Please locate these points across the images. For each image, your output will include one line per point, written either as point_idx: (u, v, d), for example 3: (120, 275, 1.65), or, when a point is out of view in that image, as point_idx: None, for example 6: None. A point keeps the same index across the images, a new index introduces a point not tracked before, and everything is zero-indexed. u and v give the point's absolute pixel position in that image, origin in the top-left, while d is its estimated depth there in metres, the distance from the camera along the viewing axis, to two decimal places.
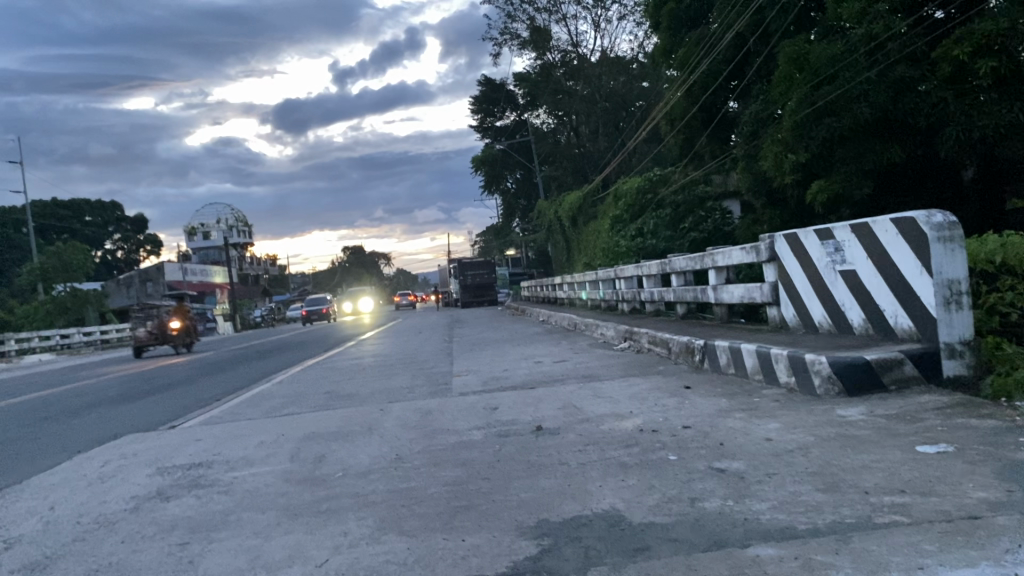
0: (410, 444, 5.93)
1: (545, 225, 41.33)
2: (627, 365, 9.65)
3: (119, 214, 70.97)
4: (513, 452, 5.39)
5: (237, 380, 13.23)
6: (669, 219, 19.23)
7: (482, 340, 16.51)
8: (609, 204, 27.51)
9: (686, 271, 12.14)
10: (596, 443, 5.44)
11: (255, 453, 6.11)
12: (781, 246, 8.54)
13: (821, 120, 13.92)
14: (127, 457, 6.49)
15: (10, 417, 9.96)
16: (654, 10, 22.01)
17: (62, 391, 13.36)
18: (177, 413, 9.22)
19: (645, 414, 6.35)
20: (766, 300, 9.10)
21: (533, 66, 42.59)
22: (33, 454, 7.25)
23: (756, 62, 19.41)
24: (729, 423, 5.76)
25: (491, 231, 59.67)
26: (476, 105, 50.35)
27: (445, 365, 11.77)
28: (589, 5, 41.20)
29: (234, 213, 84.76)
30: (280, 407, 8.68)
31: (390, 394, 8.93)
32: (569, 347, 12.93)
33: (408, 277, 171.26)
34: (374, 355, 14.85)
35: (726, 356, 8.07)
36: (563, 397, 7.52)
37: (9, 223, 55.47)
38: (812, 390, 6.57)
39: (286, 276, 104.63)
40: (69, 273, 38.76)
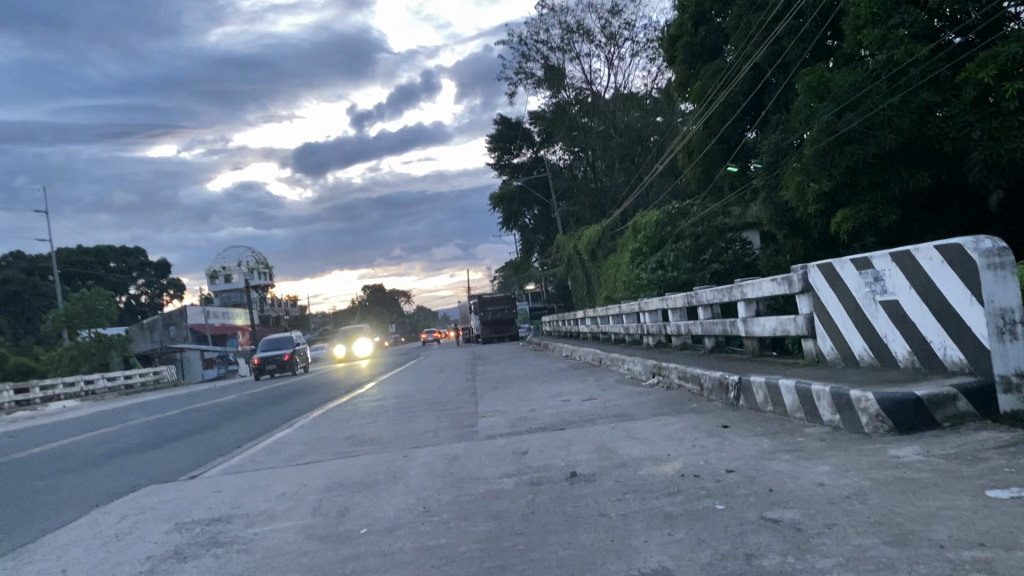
0: (437, 495, 5.64)
1: (564, 260, 41.20)
2: (659, 403, 9.30)
3: (143, 259, 71.74)
4: (547, 503, 5.08)
5: (258, 425, 12.97)
6: (690, 251, 18.90)
7: (506, 377, 16.22)
8: (629, 238, 27.30)
9: (713, 303, 11.80)
10: (635, 491, 5.12)
11: (276, 507, 5.83)
12: (816, 277, 8.22)
13: (844, 147, 13.69)
14: (144, 512, 6.25)
15: (28, 468, 9.75)
16: (670, 43, 21.94)
17: (84, 439, 13.22)
18: (198, 462, 8.98)
19: (684, 456, 6.03)
20: (800, 333, 8.74)
21: (548, 104, 42.90)
22: (48, 510, 7.03)
23: (775, 92, 19.17)
24: (775, 466, 5.43)
25: (511, 267, 59.58)
26: (492, 143, 50.55)
27: (469, 405, 11.41)
28: (602, 42, 41.39)
29: (255, 255, 85.46)
30: (302, 455, 8.43)
31: (414, 439, 8.63)
32: (596, 384, 12.58)
33: (428, 315, 171.79)
34: (397, 396, 14.58)
35: (763, 393, 7.72)
36: (595, 439, 7.19)
37: (37, 272, 56.22)
38: (859, 428, 6.18)
39: (307, 317, 105.21)
40: (94, 319, 39.10)
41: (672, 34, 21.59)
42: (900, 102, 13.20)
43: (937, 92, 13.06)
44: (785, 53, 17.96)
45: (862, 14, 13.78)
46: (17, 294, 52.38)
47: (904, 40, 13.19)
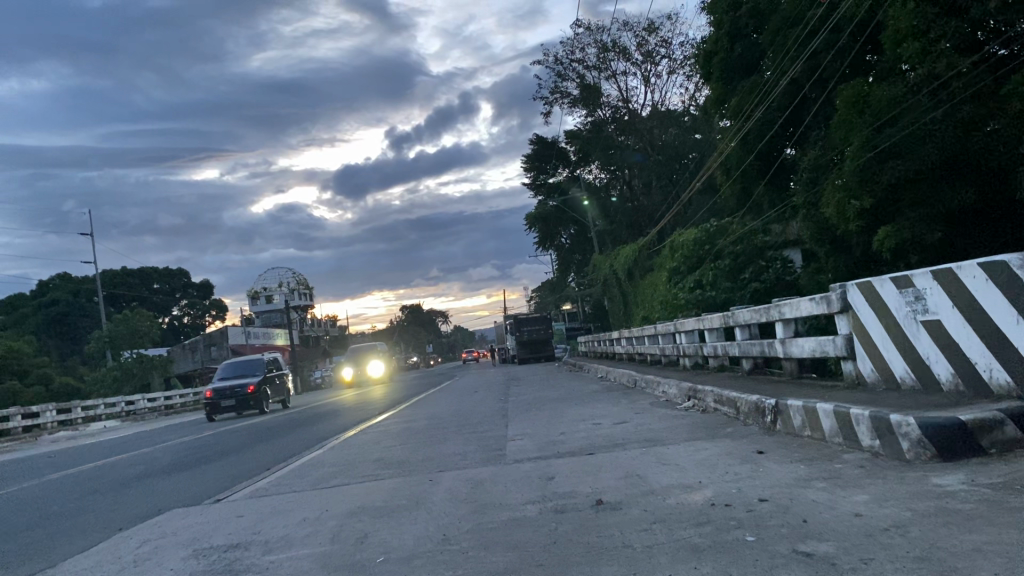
0: (459, 522, 5.49)
1: (600, 280, 40.98)
2: (693, 427, 9.06)
3: (186, 280, 72.98)
4: (570, 532, 4.90)
5: (289, 447, 12.88)
6: (728, 269, 18.63)
7: (539, 399, 16.03)
8: (665, 258, 27.06)
9: (750, 323, 11.51)
10: (662, 521, 4.92)
11: (295, 533, 5.73)
12: (855, 297, 7.95)
13: (885, 162, 13.46)
14: (165, 537, 6.19)
15: (59, 490, 9.77)
16: (706, 59, 21.83)
17: (118, 460, 13.26)
18: (224, 485, 8.92)
19: (716, 484, 5.80)
20: (839, 355, 8.45)
21: (584, 123, 42.30)
22: (73, 533, 7.00)
23: (814, 107, 18.86)
24: (810, 495, 5.18)
25: (547, 287, 59.45)
26: (528, 163, 50.51)
27: (500, 428, 11.25)
28: (638, 61, 41.25)
29: (295, 276, 86.44)
30: (328, 478, 8.33)
31: (442, 462, 8.49)
32: (629, 407, 12.35)
33: (466, 335, 172.24)
34: (430, 417, 14.45)
35: (801, 417, 7.45)
36: (625, 465, 7.00)
37: (82, 294, 57.37)
38: (899, 455, 5.88)
39: (345, 337, 106.03)
40: (136, 340, 39.71)
41: (708, 51, 21.44)
42: (942, 116, 12.91)
43: (982, 106, 12.76)
44: (823, 67, 17.66)
45: (901, 28, 13.50)
46: (63, 315, 53.55)
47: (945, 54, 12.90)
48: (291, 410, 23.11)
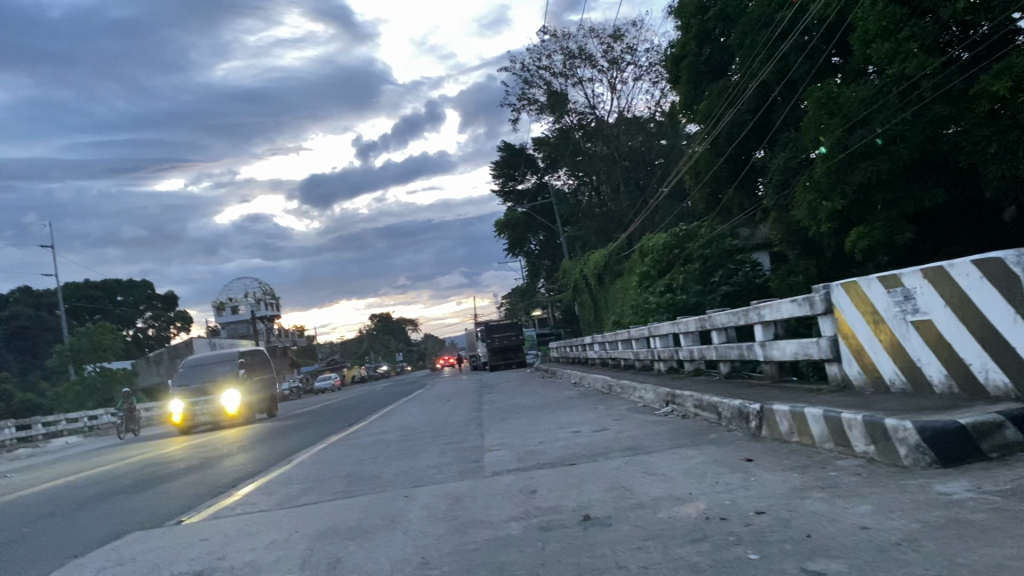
0: (438, 543, 5.15)
1: (570, 285, 40.73)
2: (675, 434, 8.79)
3: (149, 291, 71.78)
4: (558, 553, 4.59)
5: (255, 462, 12.34)
6: (698, 273, 18.42)
7: (514, 406, 15.68)
8: (635, 262, 26.93)
9: (727, 326, 11.28)
10: (656, 537, 4.63)
11: (263, 558, 5.35)
12: (839, 297, 7.75)
13: (856, 163, 13.32)
14: (124, 563, 5.74)
15: (10, 513, 9.22)
16: (675, 63, 21.69)
17: (74, 480, 12.69)
18: (190, 504, 8.50)
19: (708, 496, 5.52)
20: (824, 357, 8.21)
21: (551, 130, 42.40)
22: (23, 559, 6.52)
23: (783, 109, 18.68)
24: (810, 505, 4.92)
25: (517, 294, 59.21)
26: (497, 170, 50.28)
27: (475, 438, 10.90)
28: (604, 68, 41.22)
29: (261, 287, 85.28)
30: (298, 495, 7.96)
31: (416, 476, 8.12)
32: (606, 413, 12.05)
33: (435, 343, 171.58)
34: (402, 428, 14.03)
35: (788, 423, 7.21)
36: (609, 476, 6.69)
37: (43, 307, 56.06)
38: (898, 461, 5.62)
39: (313, 347, 105.14)
40: (98, 353, 38.78)
41: (676, 55, 21.29)
42: (912, 117, 12.82)
43: (951, 106, 12.57)
44: (793, 70, 17.56)
45: (870, 29, 13.22)
46: (25, 328, 52.26)
47: (915, 53, 12.55)
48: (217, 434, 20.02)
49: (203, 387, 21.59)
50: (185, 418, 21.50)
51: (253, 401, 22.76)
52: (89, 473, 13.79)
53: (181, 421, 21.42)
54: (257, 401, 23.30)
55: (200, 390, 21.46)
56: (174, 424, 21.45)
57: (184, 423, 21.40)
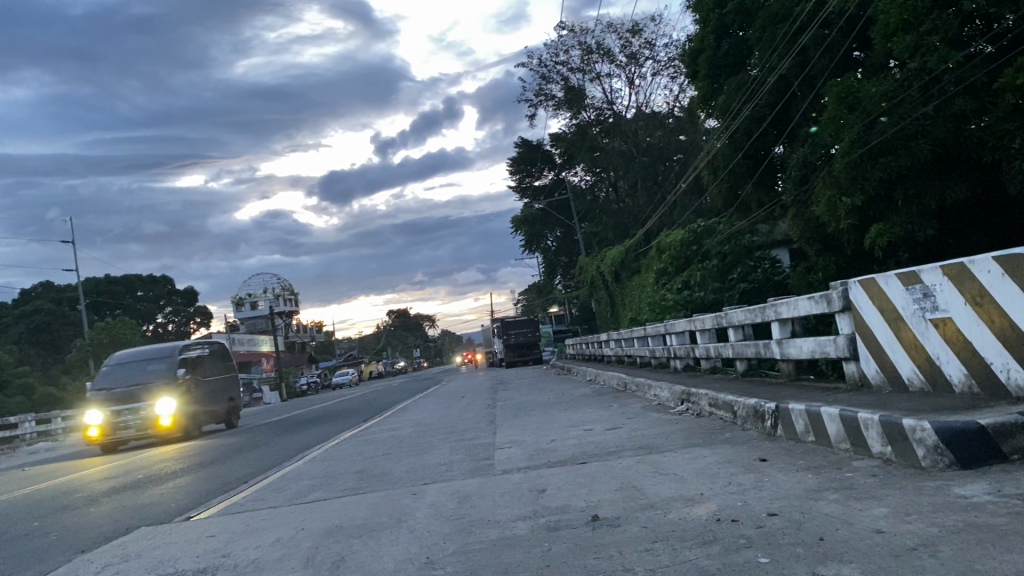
0: (443, 542, 5.06)
1: (587, 282, 40.59)
2: (689, 432, 8.66)
3: (170, 287, 72.35)
4: (565, 554, 4.49)
5: (269, 458, 12.33)
6: (716, 269, 18.21)
7: (528, 403, 15.57)
8: (652, 260, 26.75)
9: (744, 324, 11.13)
10: (665, 539, 4.52)
11: (268, 556, 5.29)
12: (858, 294, 7.59)
13: (877, 159, 13.11)
14: (128, 560, 5.70)
15: (23, 508, 9.23)
16: (692, 57, 21.48)
17: (89, 474, 12.73)
18: (200, 499, 8.47)
19: (720, 497, 5.40)
20: (841, 355, 8.05)
21: (568, 126, 42.36)
22: (30, 554, 6.50)
23: (802, 104, 18.49)
24: (824, 507, 4.80)
25: (535, 291, 59.09)
26: (514, 166, 50.13)
27: (487, 435, 10.82)
28: (622, 63, 40.96)
29: (280, 283, 85.68)
30: (307, 492, 7.91)
31: (426, 474, 8.05)
32: (620, 411, 11.93)
33: (453, 339, 171.81)
34: (415, 425, 13.97)
35: (804, 422, 7.07)
36: (620, 475, 6.59)
37: (65, 302, 56.63)
38: (915, 462, 5.49)
39: (332, 342, 105.63)
40: (119, 348, 39.15)
41: (694, 49, 21.09)
42: (934, 111, 12.51)
43: (974, 101, 12.35)
44: (812, 63, 17.39)
45: (891, 22, 13.00)
46: (46, 323, 52.73)
47: (937, 47, 12.41)
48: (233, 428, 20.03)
49: (132, 393, 16.90)
50: (103, 433, 16.55)
51: (198, 412, 18.17)
52: (106, 467, 13.81)
53: (99, 437, 16.51)
54: (205, 409, 18.58)
55: (126, 398, 16.67)
56: (91, 440, 16.55)
57: (102, 439, 16.55)
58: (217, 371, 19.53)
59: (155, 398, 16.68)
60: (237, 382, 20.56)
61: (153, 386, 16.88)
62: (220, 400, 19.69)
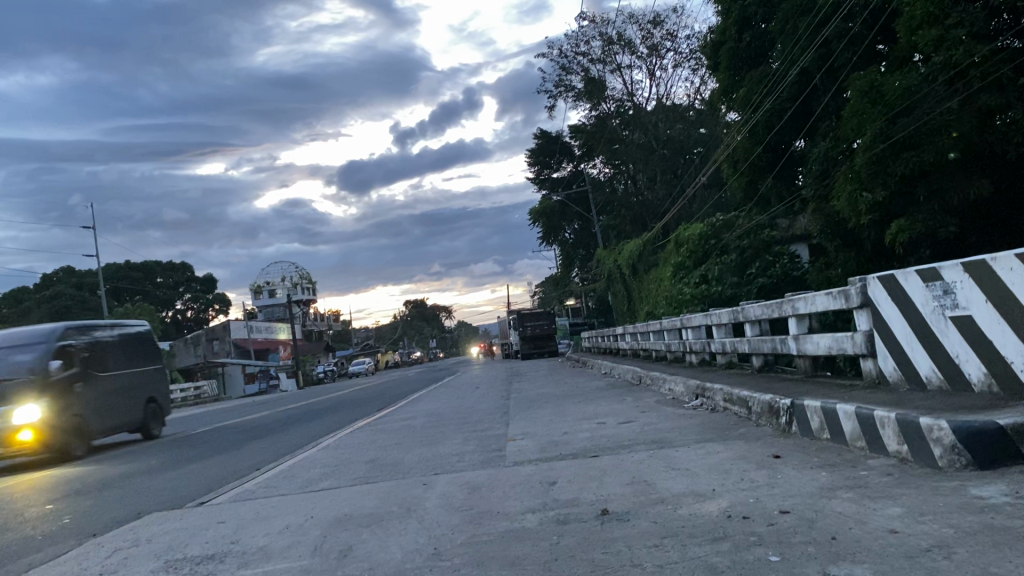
0: (452, 533, 5.04)
1: (604, 275, 40.50)
2: (703, 427, 8.59)
3: (189, 274, 72.83)
4: (572, 548, 4.45)
5: (283, 445, 12.39)
6: (735, 264, 18.05)
7: (542, 395, 15.52)
8: (670, 253, 26.66)
9: (760, 319, 11.03)
10: (675, 535, 4.48)
11: (276, 543, 5.27)
12: (876, 290, 7.49)
13: (900, 154, 12.98)
14: (138, 545, 5.70)
15: (37, 490, 9.30)
16: (714, 49, 21.29)
17: (104, 458, 12.82)
18: (211, 485, 8.50)
19: (732, 493, 5.34)
20: (859, 352, 7.95)
21: (588, 117, 42.28)
22: (41, 536, 6.51)
23: (823, 98, 18.21)
24: (838, 506, 4.72)
25: (551, 283, 59.05)
26: (532, 157, 50.00)
27: (499, 427, 10.79)
28: (643, 54, 40.67)
29: (298, 271, 86.09)
30: (319, 479, 7.93)
31: (438, 463, 8.04)
32: (634, 405, 11.88)
33: (469, 330, 172.18)
34: (428, 415, 13.97)
35: (819, 419, 6.99)
36: (631, 469, 6.55)
37: (86, 287, 57.16)
38: (932, 461, 5.40)
39: (349, 331, 106.16)
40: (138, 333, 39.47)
41: (716, 41, 20.92)
42: (958, 106, 12.37)
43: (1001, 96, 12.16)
44: (835, 56, 17.11)
45: (916, 14, 12.82)
46: (67, 308, 53.28)
47: (963, 41, 12.14)
48: (249, 416, 20.14)
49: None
50: None
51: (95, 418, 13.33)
52: (116, 452, 13.78)
53: None
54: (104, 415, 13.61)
55: None
56: None
57: None
58: (126, 363, 14.52)
59: (16, 404, 11.84)
60: (164, 377, 15.68)
61: (18, 386, 12.03)
62: (135, 402, 14.75)
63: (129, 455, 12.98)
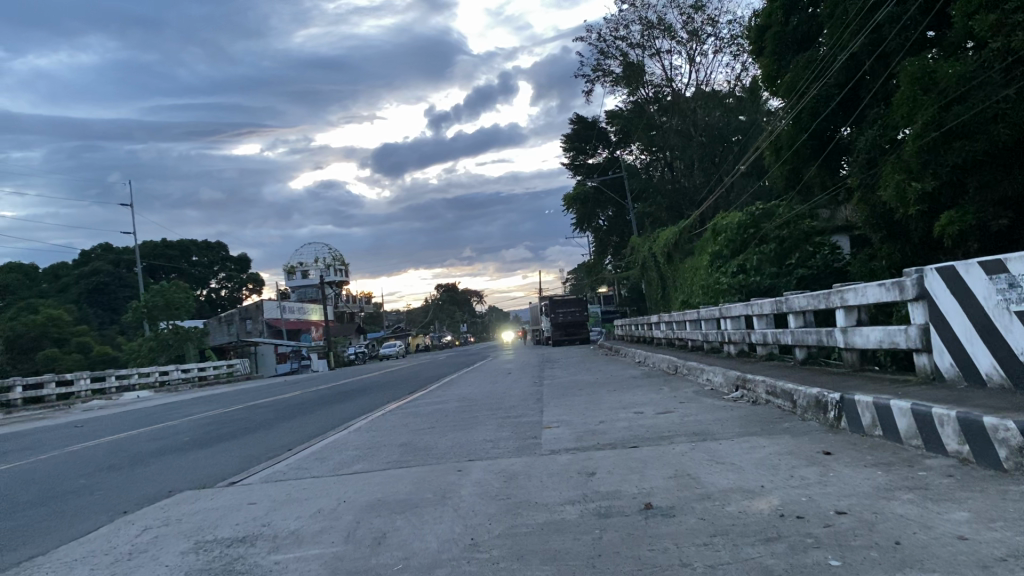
0: (489, 523, 4.86)
1: (638, 263, 40.10)
2: (745, 420, 8.32)
3: (224, 253, 73.70)
4: (616, 543, 4.24)
5: (315, 426, 12.32)
6: (774, 254, 17.61)
7: (575, 383, 15.32)
8: (706, 242, 26.26)
9: (805, 310, 10.67)
10: (724, 534, 4.25)
11: (309, 528, 5.13)
12: (934, 281, 7.15)
13: (951, 144, 12.46)
14: (168, 524, 5.60)
15: (72, 465, 9.31)
16: (759, 34, 20.79)
17: (139, 434, 12.87)
18: (244, 465, 8.43)
19: (782, 490, 5.10)
20: (912, 347, 7.62)
21: (626, 103, 41.70)
22: (72, 513, 6.43)
23: (873, 86, 17.68)
24: (899, 508, 4.45)
25: (584, 270, 58.77)
26: (567, 143, 49.61)
27: (533, 414, 10.59)
28: (683, 40, 40.01)
29: (332, 253, 86.73)
30: (351, 462, 7.80)
31: (473, 449, 7.87)
32: (672, 395, 11.64)
33: (500, 316, 172.46)
34: (461, 399, 13.82)
35: (870, 415, 6.69)
36: (674, 462, 6.32)
37: (124, 264, 57.99)
38: (996, 464, 5.10)
39: (380, 314, 106.89)
40: (172, 311, 39.93)
41: (761, 25, 20.41)
42: (1016, 94, 11.91)
43: None
44: (886, 42, 16.53)
45: None
46: (105, 284, 54.23)
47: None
48: (280, 395, 20.19)
49: None
50: None
51: None
52: (145, 429, 13.77)
53: None
54: None
55: None
56: None
57: None
58: None
59: None
60: None
61: None
62: None
63: (159, 432, 12.99)
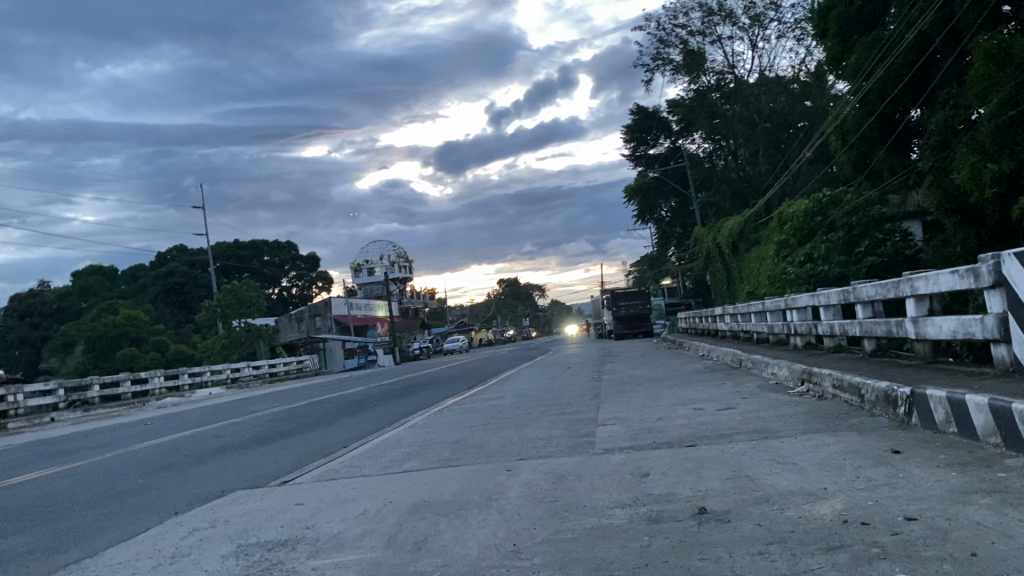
0: (534, 528, 4.67)
1: (702, 253, 39.31)
2: (809, 416, 7.94)
3: (294, 252, 75.48)
4: (666, 552, 4.00)
5: (372, 422, 12.27)
6: (842, 242, 16.95)
7: (636, 378, 15.01)
8: (773, 230, 25.51)
9: (874, 300, 10.18)
10: (782, 541, 3.97)
11: (351, 531, 5.03)
12: (1012, 267, 6.66)
13: None
14: (214, 526, 5.57)
15: (133, 464, 9.44)
16: (822, 15, 20.02)
17: (202, 431, 13.06)
18: (297, 463, 8.42)
19: (846, 493, 4.77)
20: (989, 337, 7.14)
21: (688, 91, 40.97)
22: (125, 514, 6.46)
23: (944, 65, 16.86)
24: (974, 514, 4.10)
25: (647, 263, 58.04)
26: (628, 134, 48.92)
27: (589, 411, 10.36)
28: (745, 25, 38.96)
29: (396, 250, 87.59)
30: (401, 461, 7.71)
31: (524, 448, 7.70)
32: (734, 389, 11.25)
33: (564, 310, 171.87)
34: (519, 395, 13.66)
35: (944, 410, 6.28)
36: (731, 462, 6.02)
37: (197, 264, 59.58)
38: None
39: (445, 310, 107.63)
40: (244, 309, 40.79)
41: (824, 6, 19.63)
42: None
43: None
44: (958, 18, 15.74)
45: None
46: (179, 285, 55.83)
47: None
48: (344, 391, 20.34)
49: None
50: None
51: None
52: (209, 427, 13.97)
53: None
54: None
55: None
56: None
57: None
58: None
59: None
60: None
61: None
62: None
63: (221, 430, 13.13)
